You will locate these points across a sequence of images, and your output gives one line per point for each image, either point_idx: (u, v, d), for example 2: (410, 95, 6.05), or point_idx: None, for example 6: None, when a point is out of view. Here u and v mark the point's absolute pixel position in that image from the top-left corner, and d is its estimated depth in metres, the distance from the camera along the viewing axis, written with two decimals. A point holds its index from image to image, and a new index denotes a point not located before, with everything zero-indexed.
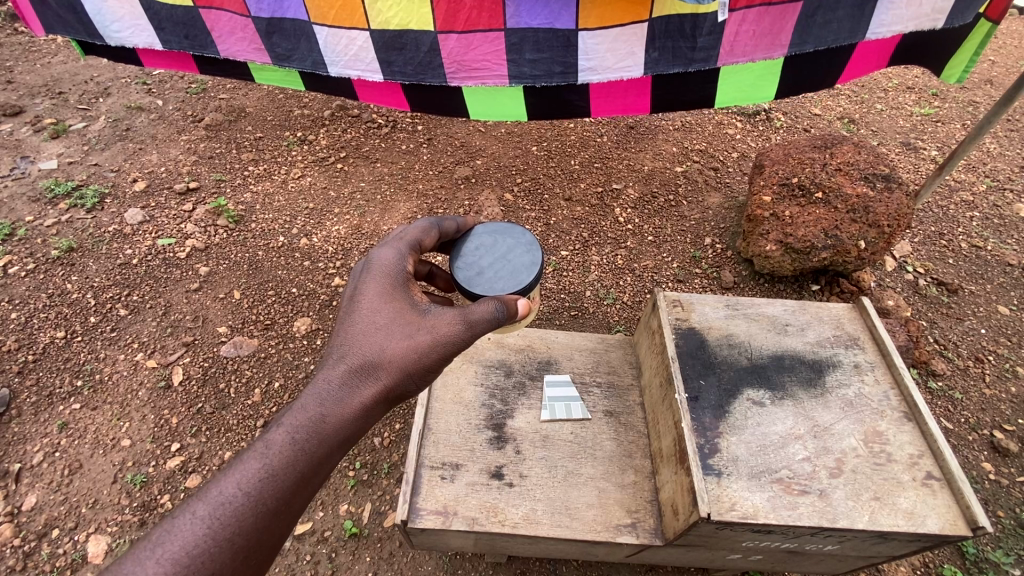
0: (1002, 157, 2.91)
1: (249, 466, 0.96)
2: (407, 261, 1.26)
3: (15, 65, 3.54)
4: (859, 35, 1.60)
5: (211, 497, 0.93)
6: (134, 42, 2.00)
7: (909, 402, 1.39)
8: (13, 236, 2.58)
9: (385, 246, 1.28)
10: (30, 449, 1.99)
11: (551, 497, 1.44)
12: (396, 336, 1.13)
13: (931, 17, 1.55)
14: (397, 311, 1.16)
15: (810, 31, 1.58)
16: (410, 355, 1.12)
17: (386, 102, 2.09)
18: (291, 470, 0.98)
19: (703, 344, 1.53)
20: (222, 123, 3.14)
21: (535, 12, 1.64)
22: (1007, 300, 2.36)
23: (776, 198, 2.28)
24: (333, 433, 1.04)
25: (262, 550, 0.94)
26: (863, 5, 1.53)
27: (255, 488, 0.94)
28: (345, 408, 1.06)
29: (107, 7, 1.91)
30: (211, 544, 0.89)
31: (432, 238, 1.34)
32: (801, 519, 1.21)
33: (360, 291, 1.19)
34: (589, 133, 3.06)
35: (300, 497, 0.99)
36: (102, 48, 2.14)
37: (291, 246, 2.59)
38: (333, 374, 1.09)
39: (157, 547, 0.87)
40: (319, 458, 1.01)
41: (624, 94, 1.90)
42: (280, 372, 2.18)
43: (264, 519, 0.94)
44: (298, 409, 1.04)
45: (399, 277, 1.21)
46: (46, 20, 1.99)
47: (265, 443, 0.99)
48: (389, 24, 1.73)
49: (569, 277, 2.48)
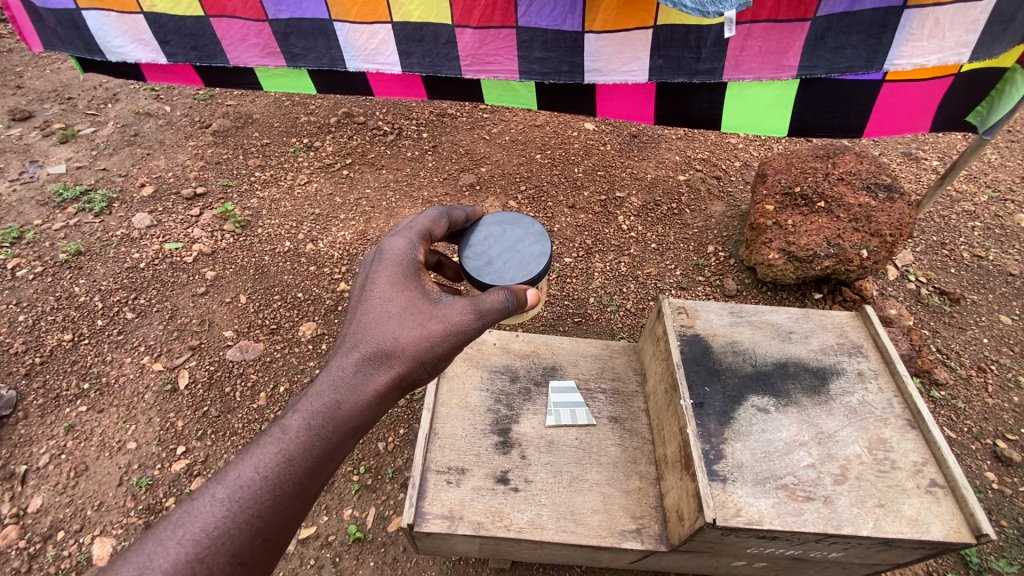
0: (1004, 168, 2.94)
1: (267, 450, 0.97)
2: (418, 250, 1.27)
3: (25, 71, 3.58)
4: (876, 66, 1.57)
5: (230, 480, 0.94)
6: (137, 56, 2.06)
7: (912, 409, 1.40)
8: (22, 239, 2.60)
9: (396, 235, 1.29)
10: (37, 451, 2.00)
11: (556, 502, 1.44)
12: (408, 324, 1.14)
13: (955, 51, 1.50)
14: (410, 300, 1.17)
15: (820, 54, 1.59)
16: (422, 343, 1.12)
17: (402, 93, 2.13)
18: (307, 455, 0.98)
19: (707, 350, 1.55)
20: (230, 129, 3.17)
21: (544, 14, 1.70)
22: (1009, 310, 2.37)
23: (779, 207, 2.32)
24: (348, 419, 1.05)
25: (281, 533, 0.95)
26: (879, 33, 1.52)
27: (273, 472, 0.95)
28: (358, 394, 1.07)
29: (109, 23, 1.97)
30: (229, 526, 0.90)
31: (442, 227, 1.35)
32: (806, 525, 1.21)
33: (372, 281, 1.20)
34: (592, 141, 3.09)
35: (315, 482, 1.00)
36: (103, 64, 2.20)
37: (297, 251, 2.61)
38: (347, 361, 1.10)
39: (177, 529, 0.89)
40: (334, 443, 1.02)
41: (629, 101, 1.95)
42: (285, 377, 2.19)
43: (282, 502, 0.95)
44: (313, 395, 1.05)
45: (412, 266, 1.23)
46: (44, 36, 2.07)
47: (281, 428, 1.00)
48: (411, 17, 1.78)
49: (572, 284, 2.49)
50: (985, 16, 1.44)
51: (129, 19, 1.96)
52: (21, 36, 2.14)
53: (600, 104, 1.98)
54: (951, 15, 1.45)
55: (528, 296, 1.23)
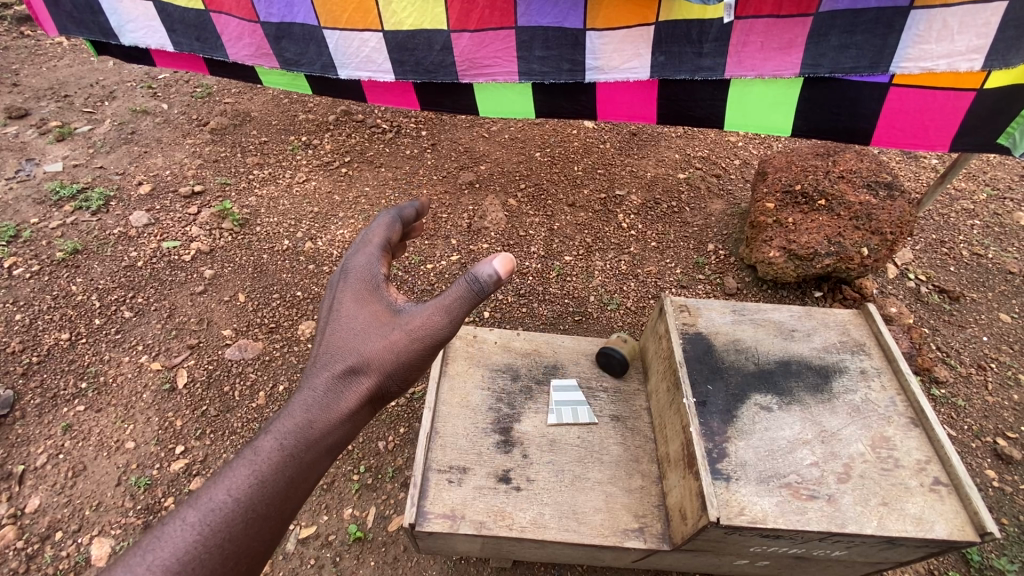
0: (1003, 166, 2.94)
1: (238, 472, 0.94)
2: (379, 262, 1.22)
3: (20, 68, 3.55)
4: (882, 67, 1.56)
5: (202, 503, 0.90)
6: (148, 42, 2.05)
7: (915, 408, 1.40)
8: (19, 238, 2.58)
9: (356, 251, 1.25)
10: (34, 451, 1.99)
11: (558, 501, 1.43)
12: (373, 339, 1.12)
13: (965, 56, 1.47)
14: (372, 314, 1.15)
15: (823, 53, 1.58)
16: (388, 355, 1.10)
17: (396, 103, 2.12)
18: (281, 475, 0.96)
19: (710, 348, 1.54)
20: (227, 127, 3.16)
21: (545, 11, 1.69)
22: (1008, 308, 2.37)
23: (780, 205, 2.31)
24: (321, 438, 1.03)
25: (256, 556, 0.91)
26: (885, 33, 1.51)
27: (246, 494, 0.92)
28: (331, 413, 1.05)
29: (122, 7, 1.97)
30: (201, 550, 0.86)
31: (397, 231, 1.31)
32: (810, 524, 1.20)
33: (338, 301, 1.18)
34: (592, 139, 3.08)
35: (290, 503, 0.96)
36: (115, 48, 2.20)
37: (296, 249, 2.59)
38: (318, 380, 1.08)
39: (147, 554, 0.85)
40: (308, 463, 1.00)
41: (631, 102, 1.94)
42: (284, 376, 2.18)
43: (255, 524, 0.91)
44: (286, 416, 1.04)
45: (375, 278, 1.19)
46: (59, 20, 2.07)
47: (253, 449, 0.97)
48: (403, 25, 1.78)
49: (572, 282, 2.48)
50: (997, 19, 1.41)
51: (140, 5, 1.95)
52: (35, 20, 2.14)
53: (601, 107, 1.97)
54: (961, 17, 1.44)
55: (495, 267, 1.04)
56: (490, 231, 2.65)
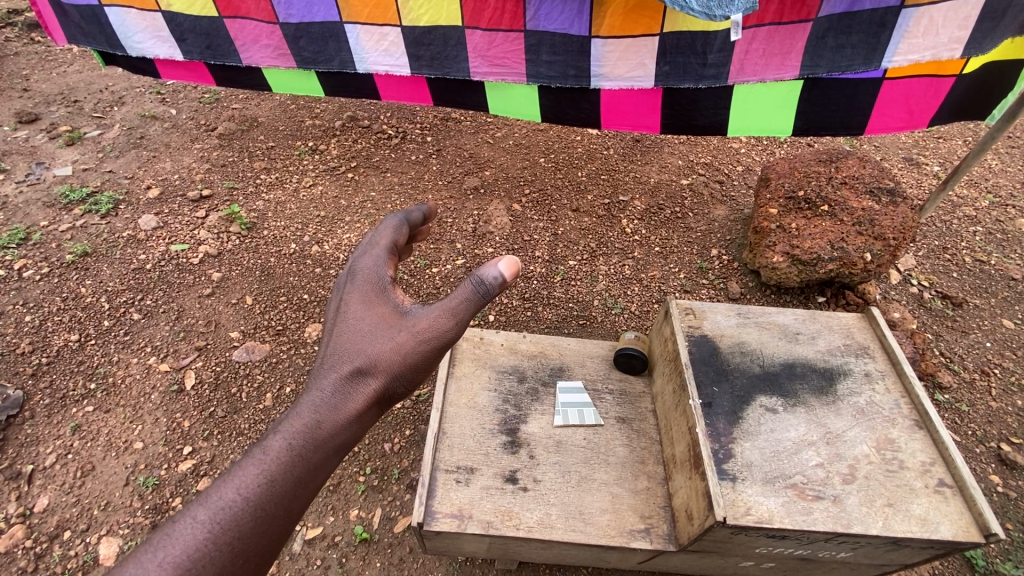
0: (1004, 173, 2.96)
1: (248, 470, 0.95)
2: (385, 265, 1.25)
3: (31, 73, 3.60)
4: (875, 63, 1.59)
5: (212, 501, 0.91)
6: (156, 52, 2.09)
7: (920, 410, 1.41)
8: (28, 240, 2.61)
9: (363, 253, 1.28)
10: (43, 451, 2.00)
11: (564, 502, 1.45)
12: (379, 340, 1.14)
13: (948, 47, 1.53)
14: (380, 316, 1.17)
15: (821, 54, 1.61)
16: (395, 357, 1.12)
17: (406, 98, 2.14)
18: (289, 474, 0.97)
19: (715, 351, 1.55)
20: (235, 132, 3.20)
21: (552, 16, 1.71)
22: (1012, 314, 2.38)
23: (783, 210, 2.33)
24: (328, 438, 1.04)
25: (264, 555, 0.93)
26: (878, 32, 1.54)
27: (254, 494, 0.93)
28: (339, 414, 1.07)
29: (130, 19, 2.01)
30: (211, 547, 0.88)
31: (404, 235, 1.34)
32: (816, 524, 1.21)
33: (346, 302, 1.20)
34: (596, 145, 3.11)
35: (297, 503, 0.97)
36: (123, 59, 2.24)
37: (302, 253, 2.62)
38: (326, 382, 1.09)
39: (158, 551, 0.86)
40: (316, 463, 1.01)
41: (637, 110, 1.97)
42: (291, 377, 2.20)
43: (264, 523, 0.92)
44: (294, 416, 1.05)
45: (381, 280, 1.22)
46: (68, 30, 2.14)
47: (262, 449, 0.99)
48: (420, 21, 1.81)
49: (577, 286, 2.50)
50: (977, 13, 1.47)
51: (148, 16, 1.99)
52: (46, 28, 2.19)
53: (606, 114, 2.00)
54: (945, 13, 1.48)
55: (500, 270, 1.07)
56: (495, 235, 2.67)
